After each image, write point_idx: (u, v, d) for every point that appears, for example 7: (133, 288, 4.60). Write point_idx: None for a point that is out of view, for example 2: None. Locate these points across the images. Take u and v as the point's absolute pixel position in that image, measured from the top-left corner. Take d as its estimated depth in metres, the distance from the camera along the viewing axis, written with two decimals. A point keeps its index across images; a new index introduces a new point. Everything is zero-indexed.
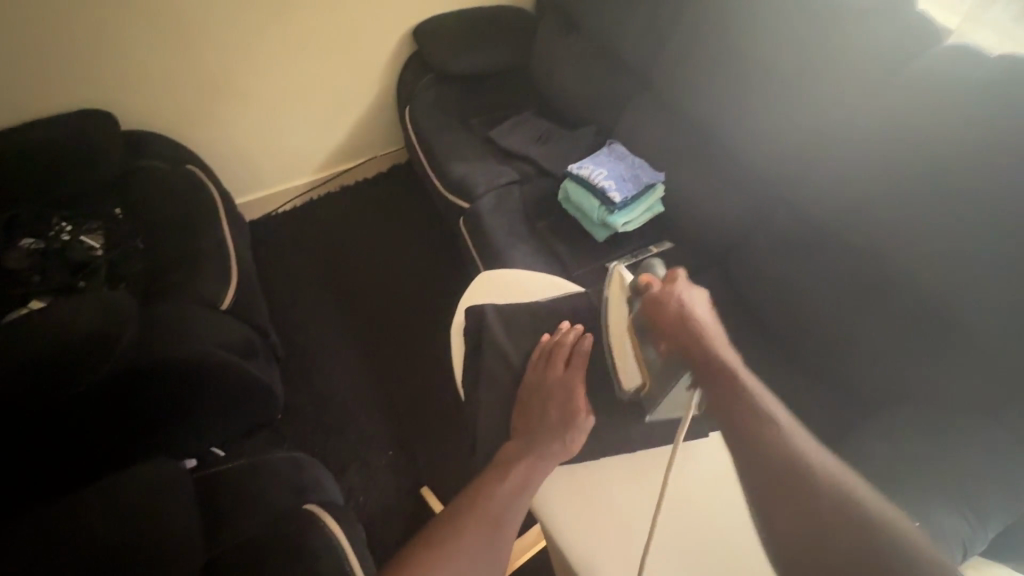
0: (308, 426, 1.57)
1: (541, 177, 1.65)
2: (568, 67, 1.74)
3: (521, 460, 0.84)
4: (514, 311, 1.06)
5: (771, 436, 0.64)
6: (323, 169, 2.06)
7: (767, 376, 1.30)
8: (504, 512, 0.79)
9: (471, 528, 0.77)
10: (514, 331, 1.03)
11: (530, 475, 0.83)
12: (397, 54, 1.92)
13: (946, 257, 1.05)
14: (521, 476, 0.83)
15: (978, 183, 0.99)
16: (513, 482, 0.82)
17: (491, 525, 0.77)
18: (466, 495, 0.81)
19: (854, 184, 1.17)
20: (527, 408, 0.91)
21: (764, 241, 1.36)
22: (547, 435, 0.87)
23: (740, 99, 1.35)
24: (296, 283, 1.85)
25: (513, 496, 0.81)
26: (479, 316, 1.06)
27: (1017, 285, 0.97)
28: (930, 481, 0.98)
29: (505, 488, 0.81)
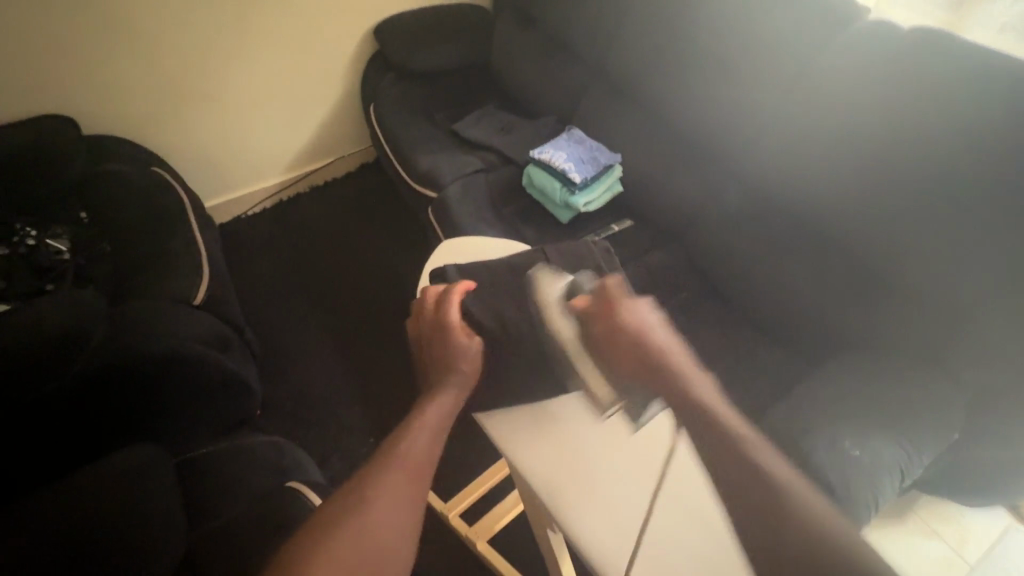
0: (289, 419, 1.58)
1: (506, 165, 1.71)
2: (526, 60, 1.81)
3: (434, 402, 0.77)
4: (476, 270, 1.05)
5: (744, 461, 0.60)
6: (292, 170, 2.08)
7: (726, 338, 1.37)
8: (425, 453, 0.70)
9: (392, 473, 0.67)
10: (473, 289, 1.01)
11: (444, 416, 0.76)
12: (359, 53, 1.96)
13: (878, 214, 1.15)
14: (437, 418, 0.75)
15: (900, 144, 1.09)
16: (425, 433, 0.73)
17: (414, 468, 0.68)
18: (381, 448, 0.70)
19: (794, 153, 1.26)
20: (433, 354, 0.86)
21: (717, 212, 1.44)
22: (449, 370, 0.82)
23: (686, 81, 1.43)
24: (269, 281, 1.86)
25: (432, 438, 0.73)
26: (442, 276, 1.05)
27: (939, 233, 1.07)
28: (874, 415, 1.05)
29: (422, 433, 0.72)
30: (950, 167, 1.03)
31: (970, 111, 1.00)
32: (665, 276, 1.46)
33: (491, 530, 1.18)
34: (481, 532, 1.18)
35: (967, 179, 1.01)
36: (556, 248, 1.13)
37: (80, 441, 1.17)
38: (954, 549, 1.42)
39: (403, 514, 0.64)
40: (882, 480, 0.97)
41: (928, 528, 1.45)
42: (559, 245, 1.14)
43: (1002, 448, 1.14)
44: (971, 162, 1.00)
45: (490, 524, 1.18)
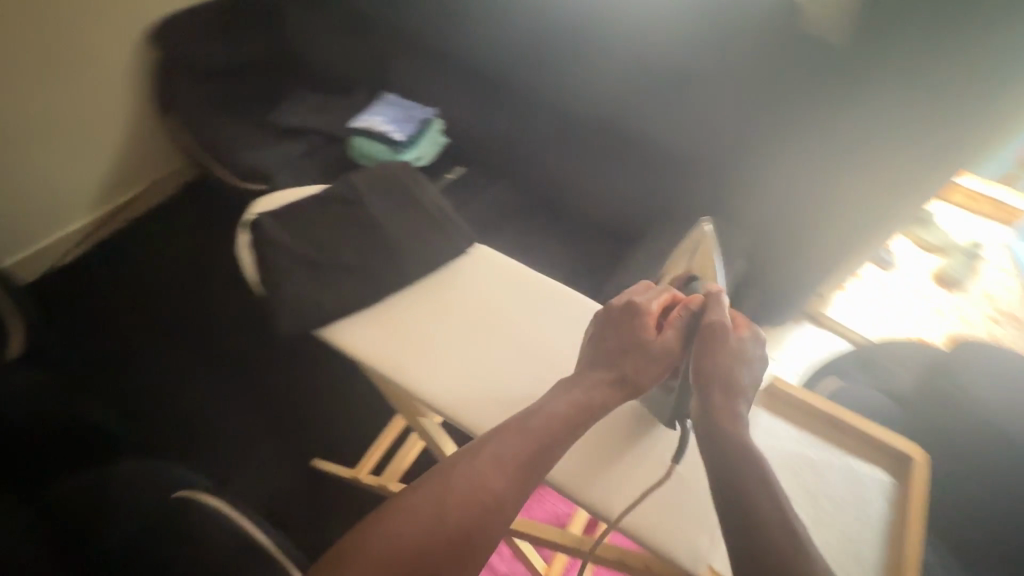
0: (168, 451, 1.45)
1: (332, 143, 1.72)
2: (321, 38, 1.81)
3: (517, 429, 0.67)
4: (291, 213, 0.91)
5: (749, 460, 0.63)
6: (98, 208, 1.89)
7: (564, 244, 1.54)
8: (504, 480, 0.64)
9: (450, 478, 0.64)
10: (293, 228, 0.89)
11: (523, 454, 0.66)
12: (139, 63, 1.80)
13: (646, 106, 1.37)
14: (511, 452, 0.66)
15: (646, 42, 1.29)
16: (500, 469, 0.65)
17: (483, 490, 0.63)
18: (462, 453, 0.67)
19: (574, 70, 1.43)
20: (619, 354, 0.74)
21: (531, 140, 1.59)
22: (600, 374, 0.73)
23: (471, 28, 1.54)
24: (106, 327, 1.68)
25: (526, 466, 0.66)
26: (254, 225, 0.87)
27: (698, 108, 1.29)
28: None
29: (513, 448, 0.66)
30: (687, 50, 1.26)
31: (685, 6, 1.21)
32: (503, 206, 1.60)
33: (400, 469, 1.25)
34: (392, 474, 1.24)
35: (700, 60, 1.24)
36: (360, 174, 0.99)
37: None
38: (778, 360, 1.78)
39: (437, 545, 0.60)
40: None
41: None
42: (363, 172, 0.98)
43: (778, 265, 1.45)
44: (698, 42, 1.23)
45: (398, 465, 1.25)
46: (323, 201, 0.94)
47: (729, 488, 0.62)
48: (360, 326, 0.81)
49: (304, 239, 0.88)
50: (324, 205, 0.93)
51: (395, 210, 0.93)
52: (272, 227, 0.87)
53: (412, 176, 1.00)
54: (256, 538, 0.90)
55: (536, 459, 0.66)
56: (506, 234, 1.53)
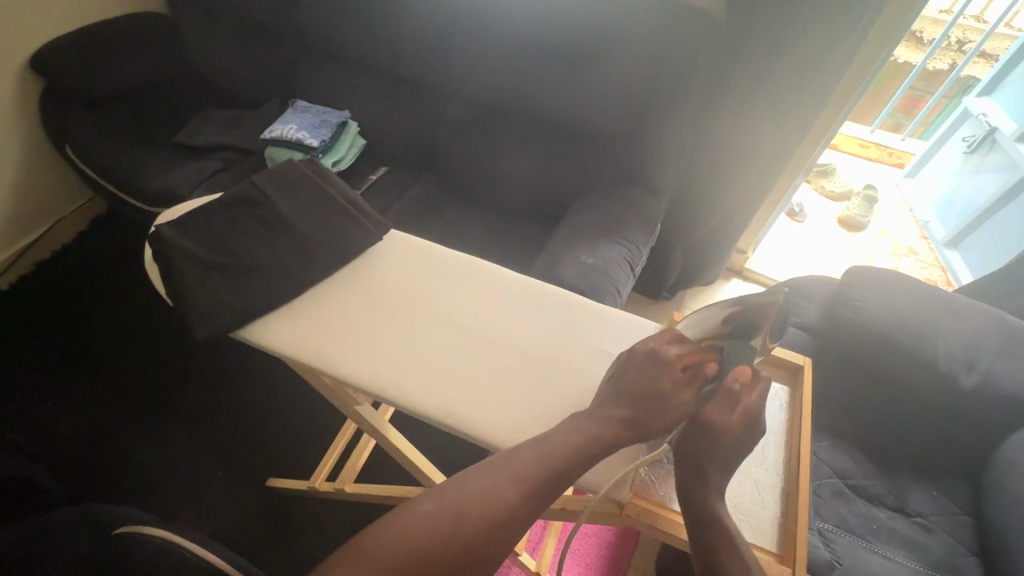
0: (109, 497, 1.37)
1: (246, 158, 1.68)
2: (221, 52, 1.76)
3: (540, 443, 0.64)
4: (197, 222, 0.87)
5: (710, 452, 0.64)
6: (1, 253, 1.77)
7: (494, 228, 1.55)
8: (524, 497, 0.60)
9: (463, 491, 0.60)
10: (203, 235, 0.86)
11: (546, 471, 0.62)
12: (25, 95, 1.70)
13: (545, 84, 1.38)
14: (534, 468, 0.62)
15: (543, 27, 1.32)
16: (518, 484, 0.61)
17: (499, 500, 0.60)
18: (481, 465, 0.63)
19: (478, 61, 1.44)
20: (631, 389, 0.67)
21: (449, 132, 1.60)
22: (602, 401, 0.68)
23: (366, 24, 1.52)
24: (21, 378, 1.56)
25: (550, 483, 0.61)
26: (157, 239, 0.83)
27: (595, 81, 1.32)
28: (607, 230, 1.33)
29: (536, 460, 0.63)
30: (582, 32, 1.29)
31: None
32: (430, 200, 1.60)
33: (354, 470, 1.24)
34: (346, 477, 1.23)
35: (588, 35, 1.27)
36: (263, 174, 0.93)
37: None
38: None
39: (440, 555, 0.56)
40: (617, 273, 1.24)
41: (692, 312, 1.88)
42: (265, 171, 0.94)
43: None
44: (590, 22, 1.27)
45: (352, 466, 1.24)
46: (228, 204, 0.89)
47: (696, 516, 0.63)
48: (286, 325, 0.81)
49: (212, 248, 0.85)
50: (229, 212, 0.88)
51: (304, 207, 0.91)
52: (179, 239, 0.84)
53: (317, 169, 0.97)
54: (211, 562, 0.82)
55: (563, 474, 0.62)
56: (435, 226, 1.53)
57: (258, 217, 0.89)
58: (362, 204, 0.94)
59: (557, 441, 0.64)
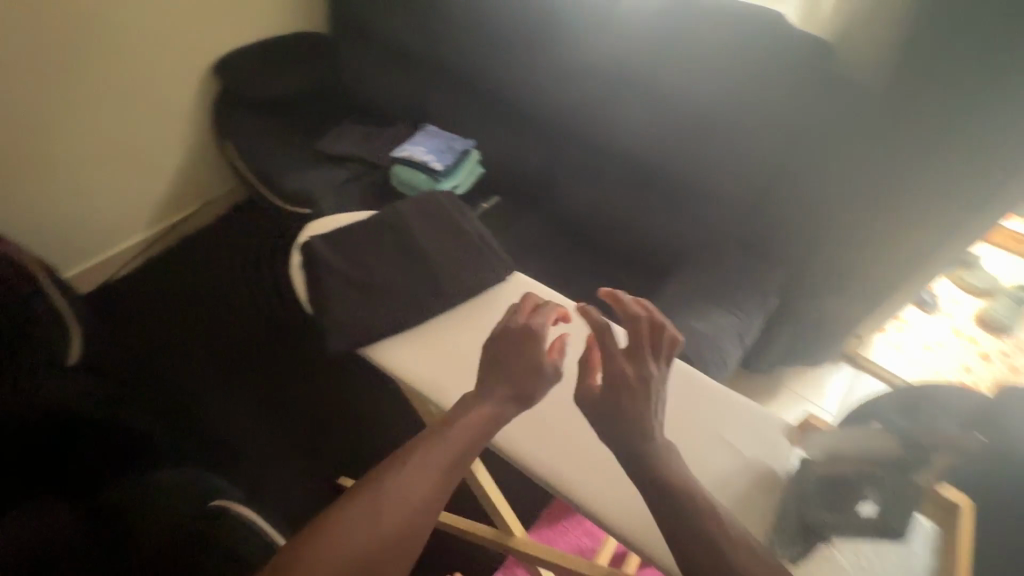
0: (206, 462, 1.52)
1: (373, 171, 1.79)
2: (368, 73, 1.92)
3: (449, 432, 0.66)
4: (342, 236, 0.95)
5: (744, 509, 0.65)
6: (155, 225, 2.02)
7: (594, 274, 1.55)
8: (439, 485, 0.61)
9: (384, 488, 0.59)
10: (344, 250, 0.93)
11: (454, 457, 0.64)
12: (201, 94, 1.94)
13: (676, 139, 1.40)
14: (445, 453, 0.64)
15: (681, 83, 1.33)
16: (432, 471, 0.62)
17: (431, 486, 0.61)
18: (397, 457, 0.63)
19: (608, 108, 1.48)
20: (506, 362, 0.75)
21: (567, 172, 1.62)
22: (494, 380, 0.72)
23: (509, 63, 1.60)
24: (153, 338, 1.77)
25: (463, 456, 0.65)
26: (308, 248, 0.93)
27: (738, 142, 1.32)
28: (716, 298, 1.28)
29: (449, 443, 0.65)
30: (721, 95, 1.29)
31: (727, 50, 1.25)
32: (536, 236, 1.63)
33: None
34: None
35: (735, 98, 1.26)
36: (411, 202, 0.99)
37: None
38: (814, 402, 1.73)
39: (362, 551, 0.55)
40: (726, 344, 1.18)
41: (795, 393, 1.74)
42: (411, 199, 1.01)
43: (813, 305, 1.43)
44: (729, 87, 1.27)
45: None
46: (374, 225, 0.96)
47: None
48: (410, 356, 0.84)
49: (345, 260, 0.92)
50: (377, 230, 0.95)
51: (439, 237, 0.95)
52: (325, 250, 0.92)
53: (458, 205, 1.02)
54: None
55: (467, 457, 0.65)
56: (539, 264, 1.56)
57: (395, 240, 0.95)
58: (493, 242, 0.97)
59: (460, 427, 0.67)
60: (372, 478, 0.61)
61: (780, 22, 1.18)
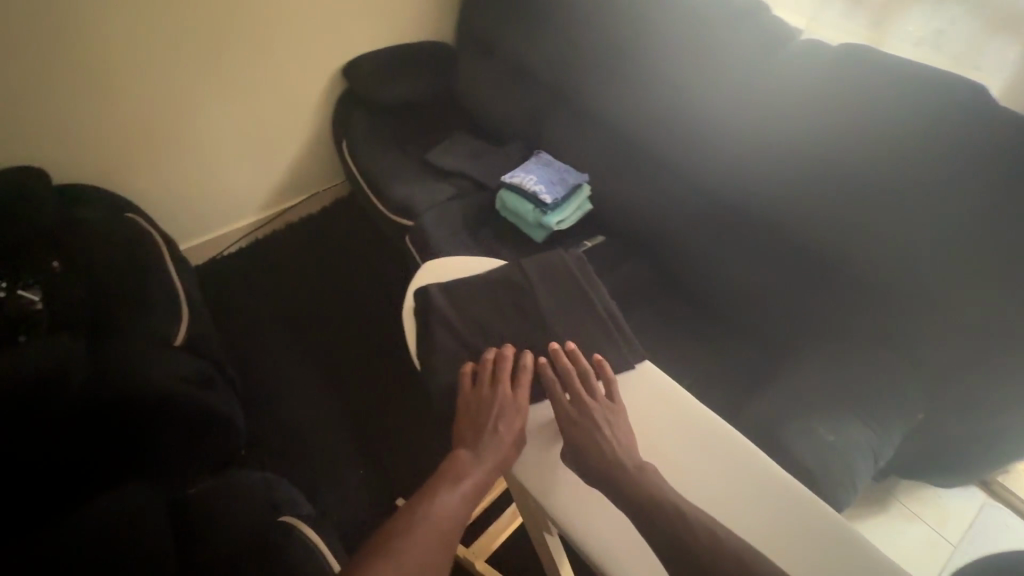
0: (275, 455, 1.56)
1: (478, 191, 1.77)
2: (489, 90, 1.91)
3: (449, 496, 0.82)
4: (460, 290, 1.07)
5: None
6: (266, 210, 2.11)
7: (699, 339, 1.42)
8: (440, 546, 0.78)
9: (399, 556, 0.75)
10: (459, 304, 1.05)
11: (453, 518, 0.80)
12: (328, 92, 2.02)
13: (817, 212, 1.24)
14: (448, 516, 0.80)
15: (844, 149, 1.18)
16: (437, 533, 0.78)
17: (438, 532, 0.78)
18: (407, 519, 0.79)
19: (746, 162, 1.35)
20: (477, 416, 0.90)
21: (682, 224, 1.50)
22: (479, 429, 0.88)
23: (643, 102, 1.53)
24: (248, 320, 1.85)
25: (461, 504, 0.82)
26: (427, 296, 1.06)
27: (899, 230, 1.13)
28: (847, 402, 1.11)
29: (450, 493, 0.82)
30: (884, 170, 1.13)
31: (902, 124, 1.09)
32: (640, 287, 1.52)
33: (489, 549, 1.20)
34: (480, 552, 1.19)
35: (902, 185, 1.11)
36: (534, 261, 1.10)
37: None
38: (936, 530, 1.48)
39: None
40: (855, 463, 1.02)
41: (908, 511, 1.51)
42: (536, 258, 1.11)
43: (960, 425, 1.21)
44: (896, 167, 1.11)
45: (488, 545, 1.20)
46: (496, 283, 1.07)
47: None
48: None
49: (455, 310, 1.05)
50: (493, 287, 1.07)
51: (559, 305, 1.04)
52: (442, 303, 1.05)
53: (586, 272, 1.10)
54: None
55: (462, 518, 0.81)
56: (638, 316, 1.45)
57: (514, 301, 1.05)
58: (623, 326, 1.04)
59: (455, 492, 0.82)
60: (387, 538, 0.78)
61: (980, 95, 1.02)
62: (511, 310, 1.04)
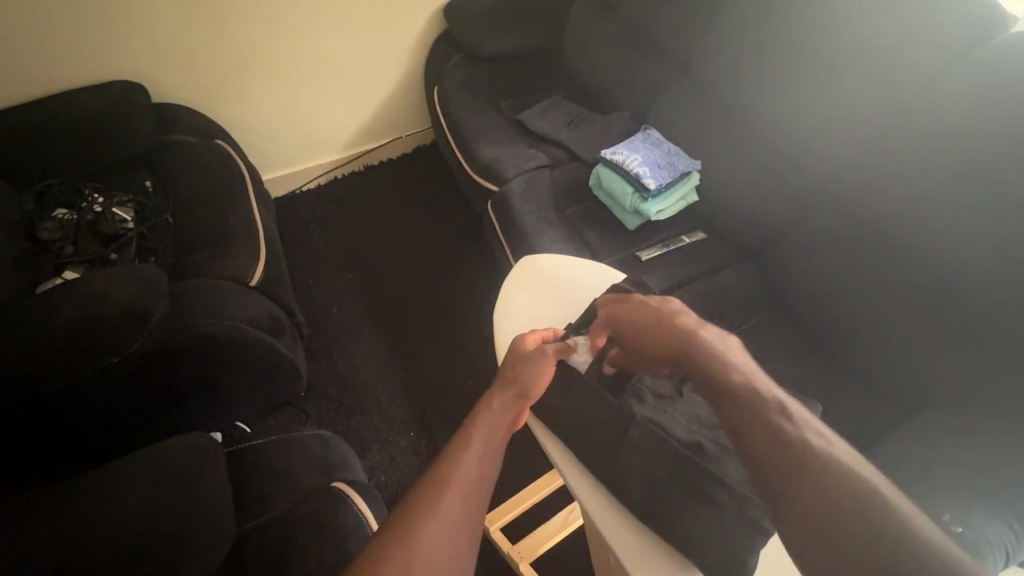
0: (331, 405, 1.58)
1: (572, 163, 1.63)
2: (599, 50, 1.72)
3: (476, 445, 0.74)
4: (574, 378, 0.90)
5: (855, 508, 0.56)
6: (348, 150, 2.05)
7: (800, 368, 1.26)
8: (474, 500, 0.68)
9: (433, 516, 0.65)
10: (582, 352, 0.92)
11: (486, 464, 0.72)
12: (425, 33, 1.89)
13: (981, 252, 1.03)
14: (475, 468, 0.71)
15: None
16: (469, 483, 0.69)
17: (463, 494, 0.68)
18: (439, 472, 0.70)
19: (903, 175, 1.13)
20: (514, 375, 0.84)
21: (803, 237, 1.32)
22: (508, 384, 0.83)
23: (782, 88, 1.32)
24: (320, 263, 1.85)
25: (487, 458, 0.73)
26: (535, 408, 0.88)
27: None
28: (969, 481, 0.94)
29: (473, 451, 0.73)
30: None
31: None
32: (740, 299, 1.36)
33: (536, 552, 1.13)
34: (525, 553, 1.13)
35: None
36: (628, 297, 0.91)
37: (129, 424, 1.18)
38: None
39: (441, 549, 0.63)
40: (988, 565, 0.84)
41: None
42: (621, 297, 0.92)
43: None
44: None
45: (535, 547, 1.14)
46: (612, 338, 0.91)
47: None
48: (599, 479, 0.81)
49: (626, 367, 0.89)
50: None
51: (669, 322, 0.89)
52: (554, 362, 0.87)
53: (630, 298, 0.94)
54: None
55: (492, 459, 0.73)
56: (733, 332, 1.30)
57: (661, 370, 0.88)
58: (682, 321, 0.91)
59: (481, 441, 0.74)
60: (426, 499, 0.67)
61: None
62: None
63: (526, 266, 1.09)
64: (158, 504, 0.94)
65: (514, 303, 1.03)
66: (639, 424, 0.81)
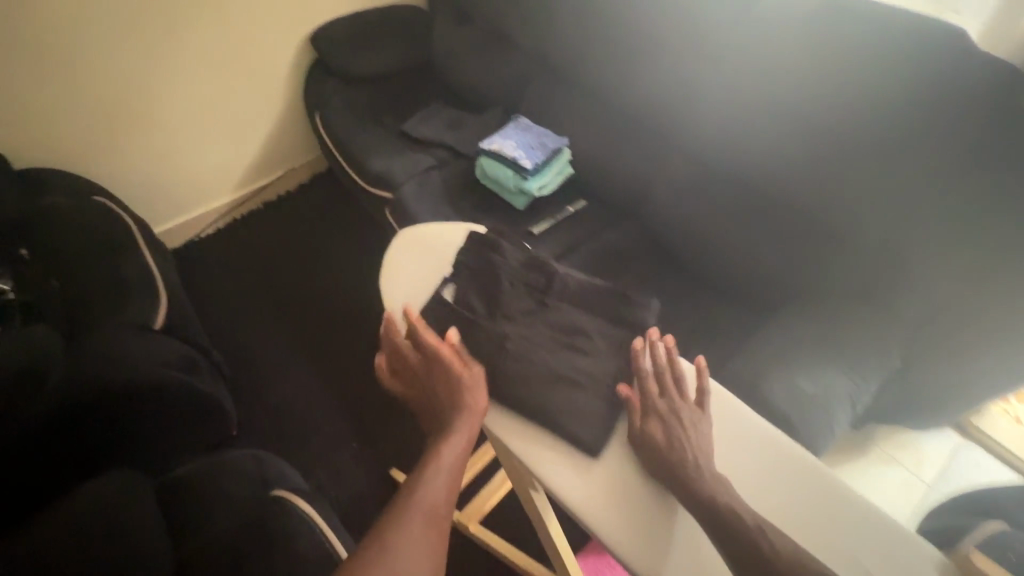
0: (268, 436, 1.57)
1: (459, 160, 1.74)
2: (464, 55, 1.86)
3: (438, 470, 0.81)
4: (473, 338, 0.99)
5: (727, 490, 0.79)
6: (241, 188, 2.05)
7: (684, 297, 1.44)
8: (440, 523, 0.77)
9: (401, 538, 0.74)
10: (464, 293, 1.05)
11: (445, 487, 0.80)
12: (297, 64, 1.95)
13: (795, 167, 1.26)
14: (438, 494, 0.79)
15: (835, 93, 1.16)
16: (431, 506, 0.78)
17: (430, 520, 0.77)
18: (404, 496, 0.78)
19: (728, 117, 1.34)
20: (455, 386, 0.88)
21: (665, 186, 1.50)
22: (457, 406, 0.87)
23: (621, 62, 1.51)
24: (230, 303, 1.83)
25: (446, 483, 0.80)
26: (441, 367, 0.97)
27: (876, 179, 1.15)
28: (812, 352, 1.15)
29: (438, 478, 0.80)
30: (854, 131, 1.15)
31: (868, 78, 1.11)
32: (625, 250, 1.52)
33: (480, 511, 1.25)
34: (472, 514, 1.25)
35: (859, 136, 1.15)
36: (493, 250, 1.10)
37: (48, 489, 1.14)
38: (917, 474, 1.53)
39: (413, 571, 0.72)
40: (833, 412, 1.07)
41: (887, 455, 1.56)
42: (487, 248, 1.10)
43: (938, 373, 1.24)
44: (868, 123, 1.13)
45: (479, 506, 1.26)
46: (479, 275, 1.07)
47: None
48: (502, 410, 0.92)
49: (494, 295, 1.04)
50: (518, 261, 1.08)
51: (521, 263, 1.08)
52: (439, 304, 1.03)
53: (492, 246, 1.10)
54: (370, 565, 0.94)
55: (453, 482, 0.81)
56: (622, 279, 1.46)
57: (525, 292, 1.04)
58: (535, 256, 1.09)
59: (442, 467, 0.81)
60: (394, 522, 0.75)
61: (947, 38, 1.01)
62: (543, 272, 1.06)
63: (413, 244, 1.19)
64: (86, 544, 0.93)
65: (404, 278, 1.13)
66: (513, 340, 0.97)
